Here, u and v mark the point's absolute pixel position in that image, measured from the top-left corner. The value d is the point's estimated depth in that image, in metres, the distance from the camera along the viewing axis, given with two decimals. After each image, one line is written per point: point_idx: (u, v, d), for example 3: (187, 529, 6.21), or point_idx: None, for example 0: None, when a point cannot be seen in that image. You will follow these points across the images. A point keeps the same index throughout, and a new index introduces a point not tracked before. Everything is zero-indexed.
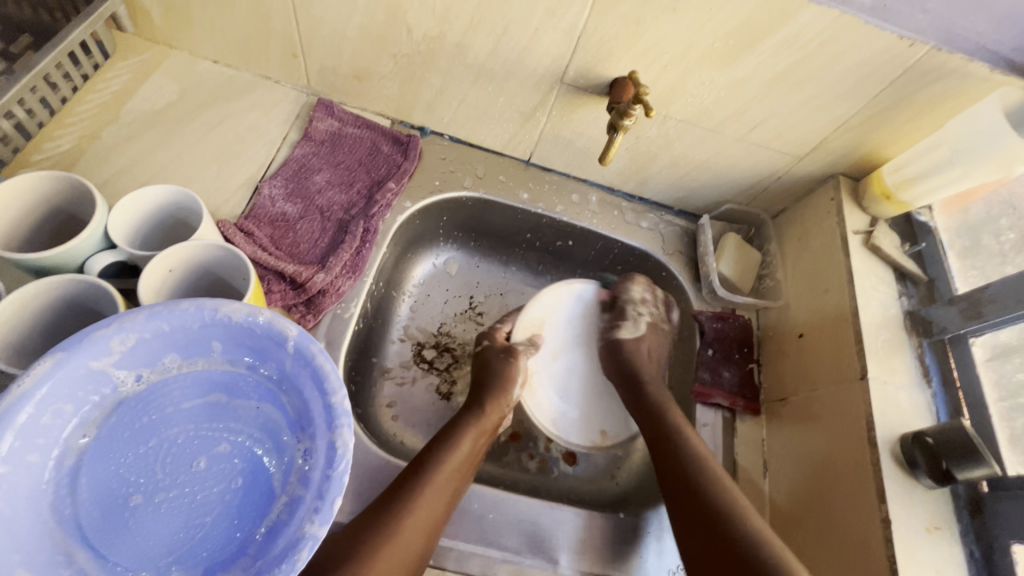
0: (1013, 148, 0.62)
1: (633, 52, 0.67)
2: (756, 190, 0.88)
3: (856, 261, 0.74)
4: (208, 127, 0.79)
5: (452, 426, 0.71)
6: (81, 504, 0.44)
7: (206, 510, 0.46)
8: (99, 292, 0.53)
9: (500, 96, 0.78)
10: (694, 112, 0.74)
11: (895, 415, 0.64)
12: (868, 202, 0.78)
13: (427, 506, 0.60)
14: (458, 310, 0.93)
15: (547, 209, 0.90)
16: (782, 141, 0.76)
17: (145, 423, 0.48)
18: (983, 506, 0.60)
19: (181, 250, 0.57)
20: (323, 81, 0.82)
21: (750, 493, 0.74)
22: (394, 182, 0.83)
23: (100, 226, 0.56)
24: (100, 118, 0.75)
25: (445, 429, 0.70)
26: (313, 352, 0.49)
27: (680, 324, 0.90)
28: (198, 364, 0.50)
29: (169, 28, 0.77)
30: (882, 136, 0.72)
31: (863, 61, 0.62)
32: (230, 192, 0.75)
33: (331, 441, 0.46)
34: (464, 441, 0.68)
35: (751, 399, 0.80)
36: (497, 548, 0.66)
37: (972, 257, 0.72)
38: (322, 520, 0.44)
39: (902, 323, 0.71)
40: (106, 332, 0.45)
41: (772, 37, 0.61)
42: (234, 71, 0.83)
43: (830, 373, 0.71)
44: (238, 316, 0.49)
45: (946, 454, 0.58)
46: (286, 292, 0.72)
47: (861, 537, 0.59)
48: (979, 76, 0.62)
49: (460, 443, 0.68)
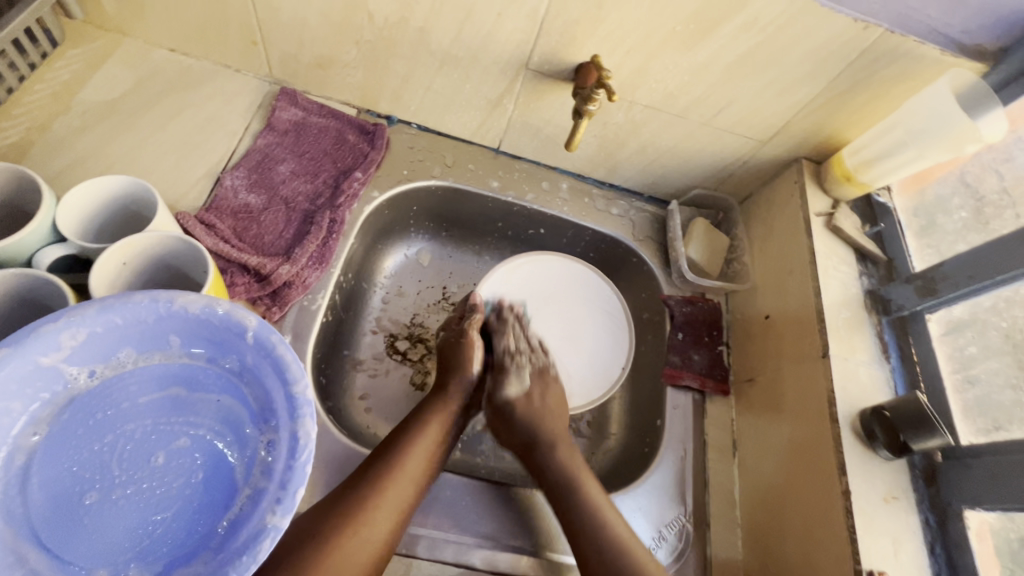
0: (964, 129, 0.64)
1: (596, 37, 0.67)
2: (723, 175, 0.89)
3: (818, 243, 0.76)
4: (166, 117, 0.77)
5: (418, 413, 0.70)
6: (33, 503, 0.43)
7: (165, 505, 0.45)
8: (49, 287, 0.52)
9: (466, 83, 0.78)
10: (658, 97, 0.74)
11: (856, 391, 0.66)
12: (831, 184, 0.79)
13: (394, 495, 0.60)
14: (431, 301, 0.92)
15: (517, 197, 0.89)
16: (746, 125, 0.77)
17: (100, 419, 0.47)
18: (938, 475, 0.62)
19: (135, 243, 0.55)
20: (285, 69, 0.80)
21: (720, 472, 0.75)
22: (361, 172, 0.81)
23: (48, 218, 0.54)
24: (49, 109, 0.72)
25: (412, 417, 0.70)
26: (274, 343, 0.48)
27: (651, 309, 0.90)
28: (154, 357, 0.49)
29: (120, 15, 0.74)
30: (842, 119, 0.74)
31: (820, 44, 0.63)
32: (190, 184, 0.74)
33: (294, 432, 0.46)
34: (428, 428, 0.67)
35: (721, 380, 0.82)
36: (471, 534, 0.66)
37: (928, 236, 0.74)
38: (284, 511, 0.43)
39: (863, 302, 0.73)
40: (55, 327, 0.44)
41: (732, 20, 0.62)
42: (191, 59, 0.80)
43: (795, 352, 0.72)
44: (194, 307, 0.48)
45: (902, 426, 0.60)
46: (250, 284, 0.70)
47: (825, 510, 0.61)
48: (932, 58, 0.63)
49: (424, 430, 0.67)
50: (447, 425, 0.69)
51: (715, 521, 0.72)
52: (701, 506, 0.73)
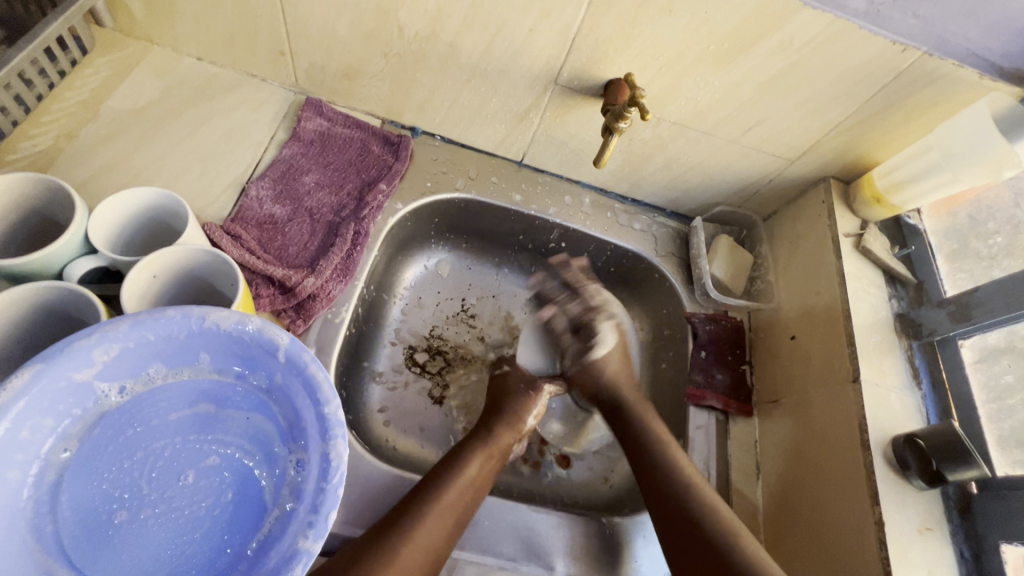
0: (1002, 153, 0.64)
1: (628, 54, 0.66)
2: (748, 192, 0.88)
3: (848, 264, 0.75)
4: (193, 126, 0.77)
5: (456, 451, 0.69)
6: (63, 521, 0.43)
7: (194, 526, 0.45)
8: (79, 300, 0.51)
9: (494, 96, 0.77)
10: (688, 114, 0.73)
11: (887, 417, 0.65)
12: (860, 205, 0.79)
13: (428, 533, 0.59)
14: (451, 313, 0.92)
15: (540, 210, 0.89)
16: (774, 143, 0.76)
17: (130, 436, 0.47)
18: (972, 505, 0.61)
19: (165, 255, 0.55)
20: (312, 80, 0.80)
21: (745, 495, 0.74)
22: (385, 183, 0.81)
23: (80, 230, 0.54)
24: (77, 117, 0.72)
25: (449, 454, 0.68)
26: (305, 361, 0.47)
27: (673, 325, 0.90)
28: (184, 373, 0.49)
29: (150, 24, 0.74)
30: (873, 140, 0.73)
31: (856, 66, 0.63)
32: (215, 194, 0.73)
33: (325, 453, 0.45)
34: (470, 466, 0.67)
35: (744, 401, 0.81)
36: (493, 555, 0.65)
37: (960, 260, 0.73)
38: (316, 534, 0.42)
39: (893, 326, 0.72)
40: (88, 342, 0.43)
41: (767, 40, 0.61)
42: (218, 68, 0.80)
43: (822, 374, 0.71)
44: (227, 324, 0.47)
45: (937, 455, 0.59)
46: (275, 296, 0.70)
47: (855, 539, 0.60)
48: (970, 81, 0.63)
49: (466, 468, 0.66)
50: (482, 468, 0.68)
51: None
52: None
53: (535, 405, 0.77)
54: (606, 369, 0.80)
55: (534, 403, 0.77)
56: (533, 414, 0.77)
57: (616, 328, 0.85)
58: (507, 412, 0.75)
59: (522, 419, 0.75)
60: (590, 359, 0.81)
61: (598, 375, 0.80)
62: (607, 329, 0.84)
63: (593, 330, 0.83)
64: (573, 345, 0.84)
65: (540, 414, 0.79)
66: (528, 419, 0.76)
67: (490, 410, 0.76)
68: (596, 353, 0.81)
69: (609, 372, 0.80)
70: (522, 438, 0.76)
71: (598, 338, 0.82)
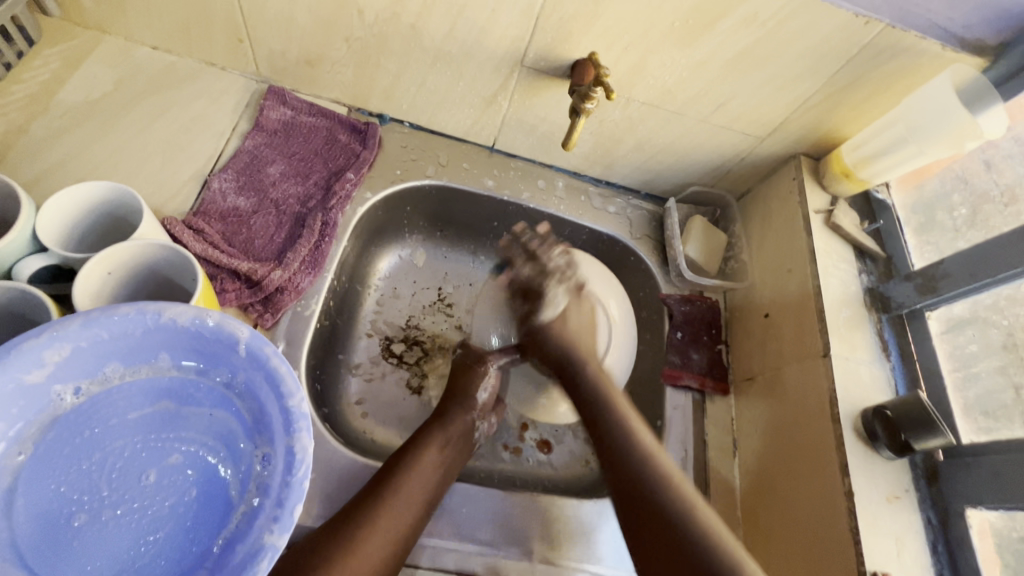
0: (964, 125, 0.64)
1: (593, 33, 0.65)
2: (720, 173, 0.88)
3: (818, 240, 0.75)
4: (150, 118, 0.74)
5: (414, 438, 0.68)
6: (19, 526, 0.41)
7: (158, 525, 0.44)
8: (31, 300, 0.50)
9: (460, 80, 0.76)
10: (656, 94, 0.73)
11: (857, 390, 0.66)
12: (829, 180, 0.79)
13: (394, 518, 0.59)
14: (427, 302, 0.91)
15: (513, 196, 0.88)
16: (744, 121, 0.76)
17: (88, 437, 0.45)
18: (939, 474, 0.62)
19: (118, 251, 0.53)
20: (273, 67, 0.78)
21: (720, 472, 0.75)
22: (353, 172, 0.80)
23: (28, 227, 0.52)
24: (27, 111, 0.69)
25: (407, 442, 0.67)
26: (267, 354, 0.47)
27: (649, 308, 0.89)
28: (142, 371, 0.48)
29: (98, 11, 0.71)
30: (840, 115, 0.73)
31: (821, 40, 0.62)
32: (176, 187, 0.72)
33: (290, 447, 0.44)
34: (428, 453, 0.66)
35: (720, 379, 0.81)
36: (472, 542, 0.66)
37: (927, 233, 0.74)
38: (282, 528, 0.42)
39: (862, 300, 0.72)
40: (38, 342, 0.42)
41: (732, 15, 0.61)
42: (175, 57, 0.78)
43: (794, 351, 0.72)
44: (183, 319, 0.46)
45: (904, 425, 0.60)
46: (241, 291, 0.69)
47: (828, 512, 0.61)
48: (933, 53, 0.63)
49: (423, 456, 0.65)
50: (440, 456, 0.67)
51: (716, 518, 0.72)
52: (704, 506, 0.72)
53: (486, 379, 0.76)
54: (561, 328, 0.75)
55: (485, 377, 0.76)
56: (486, 388, 0.76)
57: (571, 292, 0.77)
58: (461, 391, 0.74)
59: (474, 396, 0.74)
60: (539, 323, 0.76)
61: (551, 339, 0.74)
62: (560, 294, 0.76)
63: (539, 292, 0.76)
64: (519, 307, 0.79)
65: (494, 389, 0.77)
66: (482, 396, 0.75)
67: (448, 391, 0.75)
68: (545, 315, 0.76)
69: (562, 332, 0.75)
70: (485, 416, 0.76)
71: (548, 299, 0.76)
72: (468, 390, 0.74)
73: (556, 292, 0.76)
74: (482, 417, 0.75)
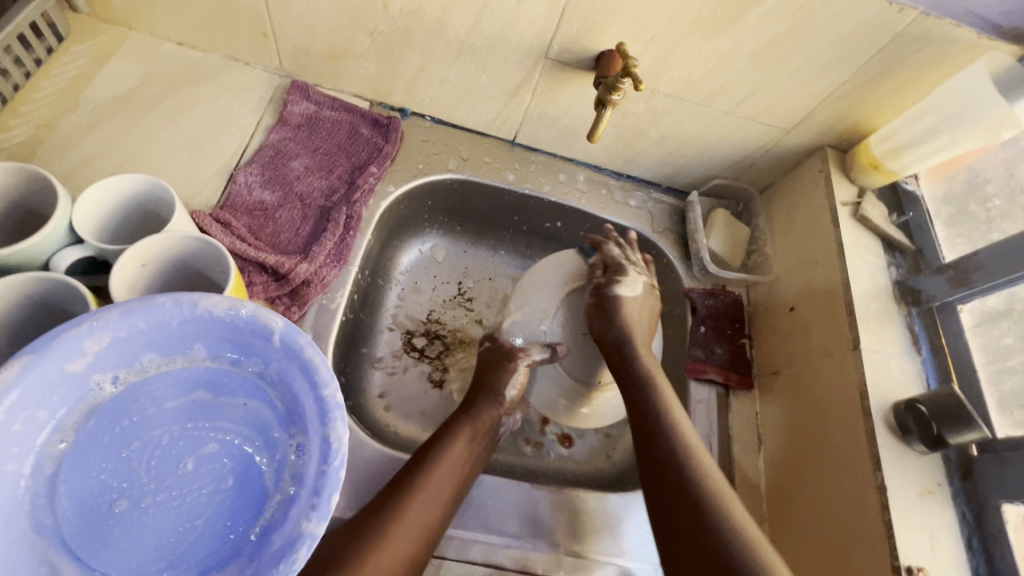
0: (1000, 113, 0.63)
1: (619, 24, 0.65)
2: (743, 165, 0.87)
3: (845, 232, 0.74)
4: (177, 113, 0.75)
5: (441, 431, 0.68)
6: (62, 512, 0.42)
7: (196, 513, 0.44)
8: (69, 291, 0.51)
9: (483, 73, 0.76)
10: (681, 85, 0.72)
11: (888, 384, 0.65)
12: (857, 172, 0.78)
13: (423, 510, 0.59)
14: (447, 297, 0.91)
15: (534, 189, 0.88)
16: (770, 113, 0.75)
17: (126, 426, 0.46)
18: (973, 468, 0.61)
19: (152, 243, 0.54)
20: (297, 62, 0.78)
21: (746, 466, 0.74)
22: (375, 166, 0.80)
23: (65, 219, 0.53)
24: (57, 107, 0.70)
25: (435, 435, 0.68)
26: (301, 344, 0.47)
27: (671, 302, 0.89)
28: (177, 361, 0.48)
29: (126, 7, 0.72)
30: (869, 106, 0.72)
31: (852, 29, 0.61)
32: (203, 181, 0.72)
33: (325, 436, 0.44)
34: (455, 446, 0.66)
35: (744, 374, 0.81)
36: (498, 534, 0.66)
37: (958, 225, 0.73)
38: (319, 516, 0.42)
39: (891, 293, 0.71)
40: (79, 332, 0.43)
41: (762, 5, 0.60)
42: (200, 53, 0.78)
43: (821, 344, 0.71)
44: (219, 310, 0.46)
45: (938, 419, 0.59)
46: (268, 283, 0.69)
47: (858, 506, 0.60)
48: (967, 42, 0.62)
49: (451, 448, 0.66)
50: (467, 449, 0.67)
51: None
52: None
53: (516, 377, 0.74)
54: (622, 312, 0.75)
55: (515, 374, 0.75)
56: (515, 384, 0.75)
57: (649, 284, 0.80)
58: (489, 386, 0.74)
59: (503, 393, 0.74)
60: (612, 292, 0.76)
61: (614, 313, 0.75)
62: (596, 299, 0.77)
63: (620, 268, 0.78)
64: (598, 277, 0.79)
65: (524, 385, 0.76)
66: (510, 392, 0.74)
67: (475, 385, 0.76)
68: (619, 289, 0.76)
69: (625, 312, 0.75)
70: (511, 411, 0.75)
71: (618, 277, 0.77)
72: (494, 384, 0.74)
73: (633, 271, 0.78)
74: (509, 413, 0.75)
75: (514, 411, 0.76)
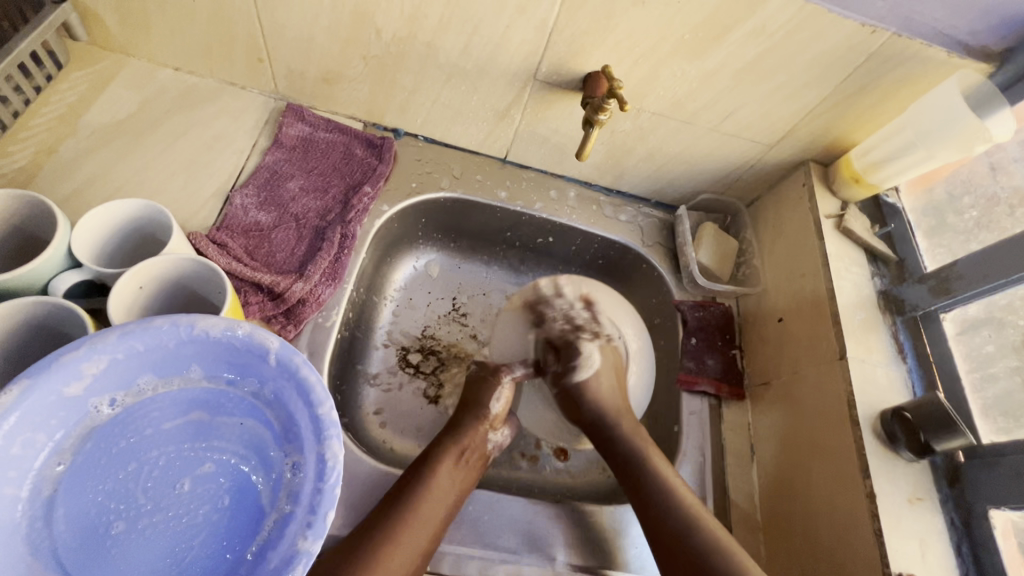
0: (972, 129, 0.65)
1: (604, 47, 0.67)
2: (730, 180, 0.89)
3: (829, 244, 0.76)
4: (173, 137, 0.77)
5: (428, 453, 0.68)
6: (60, 535, 0.42)
7: (193, 533, 0.45)
8: (67, 314, 0.51)
9: (474, 95, 0.78)
10: (666, 104, 0.74)
11: (875, 392, 0.66)
12: (839, 185, 0.80)
13: (411, 534, 0.59)
14: (442, 312, 0.92)
15: (526, 206, 0.90)
16: (754, 129, 0.77)
17: (124, 447, 0.46)
18: (960, 475, 0.63)
19: (151, 265, 0.55)
20: (292, 85, 0.80)
21: (740, 476, 0.75)
22: (370, 186, 0.81)
23: (64, 244, 0.54)
24: (55, 133, 0.72)
25: (422, 458, 0.68)
26: (297, 364, 0.48)
27: (663, 315, 0.90)
28: (174, 382, 0.49)
29: (124, 35, 0.74)
30: (848, 122, 0.74)
31: (829, 49, 0.64)
32: (200, 203, 0.73)
33: (321, 454, 0.45)
34: (442, 469, 0.66)
35: (736, 384, 0.82)
36: (494, 549, 0.66)
37: (938, 235, 0.75)
38: (315, 534, 0.43)
39: (876, 303, 0.73)
40: (77, 355, 0.44)
41: (740, 28, 0.62)
42: (197, 78, 0.80)
43: (810, 355, 0.72)
44: (215, 331, 0.47)
45: (924, 427, 0.60)
46: (264, 303, 0.70)
47: (849, 515, 0.61)
48: (939, 60, 0.64)
49: (439, 468, 0.66)
50: (451, 473, 0.66)
51: (736, 524, 0.72)
52: (723, 512, 0.73)
53: (498, 391, 0.75)
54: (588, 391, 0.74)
55: (499, 388, 0.76)
56: (499, 399, 0.75)
57: (603, 349, 0.76)
58: (474, 403, 0.74)
59: (487, 407, 0.74)
60: (574, 383, 0.74)
61: (581, 398, 0.74)
62: (595, 351, 0.75)
63: (572, 352, 0.75)
64: (553, 365, 0.78)
65: (507, 402, 0.77)
66: (494, 407, 0.75)
67: (462, 403, 0.76)
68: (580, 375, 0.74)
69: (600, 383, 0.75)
70: (496, 427, 0.75)
71: (581, 360, 0.74)
72: (479, 401, 0.74)
73: (589, 352, 0.75)
74: (496, 427, 0.75)
75: (501, 424, 0.77)
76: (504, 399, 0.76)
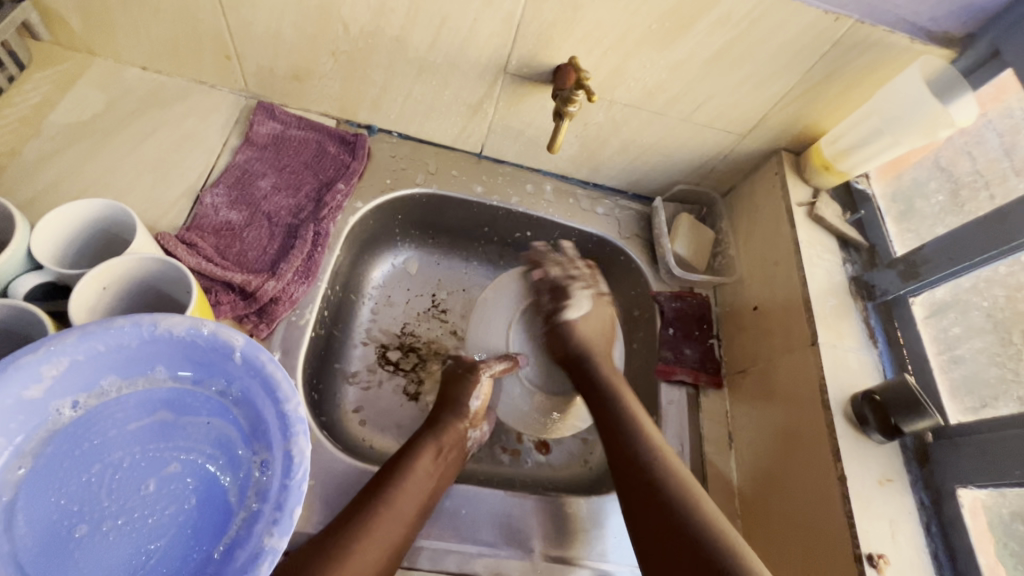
0: (936, 113, 0.66)
1: (573, 39, 0.67)
2: (705, 171, 0.90)
3: (801, 232, 0.77)
4: (141, 137, 0.76)
5: (406, 449, 0.68)
6: (21, 539, 0.42)
7: (158, 534, 0.44)
8: (27, 316, 0.51)
9: (446, 89, 0.77)
10: (637, 95, 0.74)
11: (846, 376, 0.67)
12: (810, 174, 0.81)
13: (386, 528, 0.59)
14: (421, 309, 0.92)
15: (502, 201, 0.89)
16: (726, 119, 0.78)
17: (86, 450, 0.46)
18: (930, 455, 0.64)
19: (114, 265, 0.54)
20: (262, 83, 0.79)
21: (718, 464, 0.76)
22: (343, 183, 0.81)
23: (23, 245, 0.53)
24: (19, 134, 0.70)
25: (399, 453, 0.67)
26: (262, 361, 0.47)
27: (641, 306, 0.90)
28: (138, 383, 0.48)
29: (88, 34, 0.73)
30: (817, 110, 0.75)
31: (795, 36, 0.64)
32: (169, 204, 0.73)
33: (287, 451, 0.45)
34: (419, 463, 0.66)
35: (713, 373, 0.82)
36: (472, 542, 0.66)
37: (907, 221, 0.76)
38: (282, 531, 0.42)
39: (848, 289, 0.74)
40: (35, 357, 0.43)
41: (705, 17, 0.63)
42: (165, 77, 0.79)
43: (784, 341, 0.73)
44: (179, 329, 0.47)
45: (893, 408, 0.61)
46: (236, 302, 0.70)
47: (821, 498, 0.62)
48: (902, 47, 0.65)
49: (416, 463, 0.66)
50: (428, 468, 0.66)
51: None
52: None
53: (477, 387, 0.73)
54: (580, 329, 0.78)
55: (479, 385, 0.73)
56: (478, 396, 0.74)
57: (593, 296, 0.81)
58: (454, 401, 0.74)
59: (465, 405, 0.73)
60: (563, 320, 0.78)
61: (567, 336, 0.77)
62: (583, 296, 0.79)
63: (564, 292, 0.79)
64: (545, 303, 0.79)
65: (486, 398, 0.75)
66: (472, 403, 0.74)
67: (441, 401, 0.75)
68: (570, 315, 0.78)
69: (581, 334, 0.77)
70: (476, 424, 0.75)
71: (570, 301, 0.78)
72: (457, 400, 0.74)
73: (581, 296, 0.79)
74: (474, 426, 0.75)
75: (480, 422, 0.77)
76: (483, 396, 0.74)
